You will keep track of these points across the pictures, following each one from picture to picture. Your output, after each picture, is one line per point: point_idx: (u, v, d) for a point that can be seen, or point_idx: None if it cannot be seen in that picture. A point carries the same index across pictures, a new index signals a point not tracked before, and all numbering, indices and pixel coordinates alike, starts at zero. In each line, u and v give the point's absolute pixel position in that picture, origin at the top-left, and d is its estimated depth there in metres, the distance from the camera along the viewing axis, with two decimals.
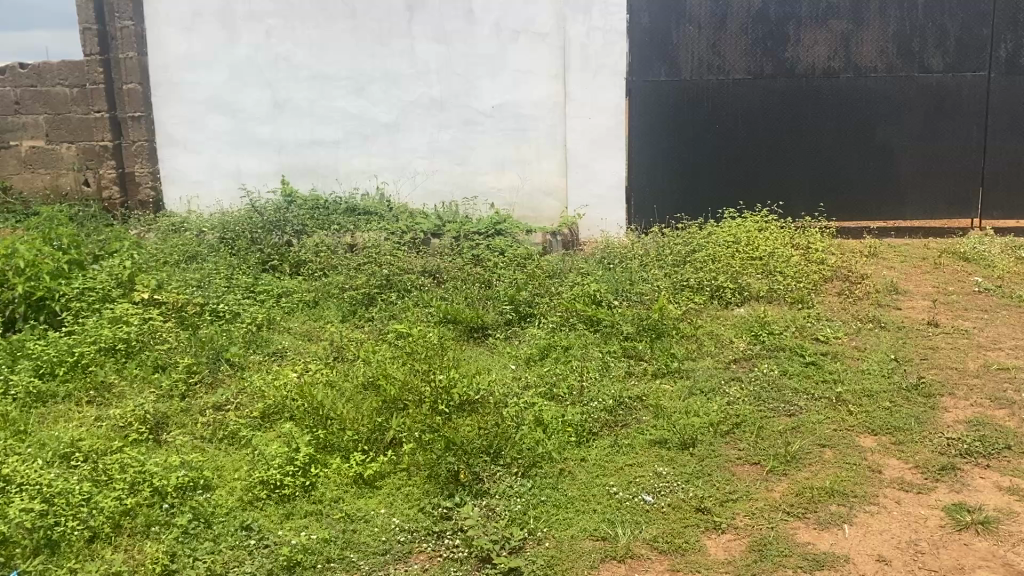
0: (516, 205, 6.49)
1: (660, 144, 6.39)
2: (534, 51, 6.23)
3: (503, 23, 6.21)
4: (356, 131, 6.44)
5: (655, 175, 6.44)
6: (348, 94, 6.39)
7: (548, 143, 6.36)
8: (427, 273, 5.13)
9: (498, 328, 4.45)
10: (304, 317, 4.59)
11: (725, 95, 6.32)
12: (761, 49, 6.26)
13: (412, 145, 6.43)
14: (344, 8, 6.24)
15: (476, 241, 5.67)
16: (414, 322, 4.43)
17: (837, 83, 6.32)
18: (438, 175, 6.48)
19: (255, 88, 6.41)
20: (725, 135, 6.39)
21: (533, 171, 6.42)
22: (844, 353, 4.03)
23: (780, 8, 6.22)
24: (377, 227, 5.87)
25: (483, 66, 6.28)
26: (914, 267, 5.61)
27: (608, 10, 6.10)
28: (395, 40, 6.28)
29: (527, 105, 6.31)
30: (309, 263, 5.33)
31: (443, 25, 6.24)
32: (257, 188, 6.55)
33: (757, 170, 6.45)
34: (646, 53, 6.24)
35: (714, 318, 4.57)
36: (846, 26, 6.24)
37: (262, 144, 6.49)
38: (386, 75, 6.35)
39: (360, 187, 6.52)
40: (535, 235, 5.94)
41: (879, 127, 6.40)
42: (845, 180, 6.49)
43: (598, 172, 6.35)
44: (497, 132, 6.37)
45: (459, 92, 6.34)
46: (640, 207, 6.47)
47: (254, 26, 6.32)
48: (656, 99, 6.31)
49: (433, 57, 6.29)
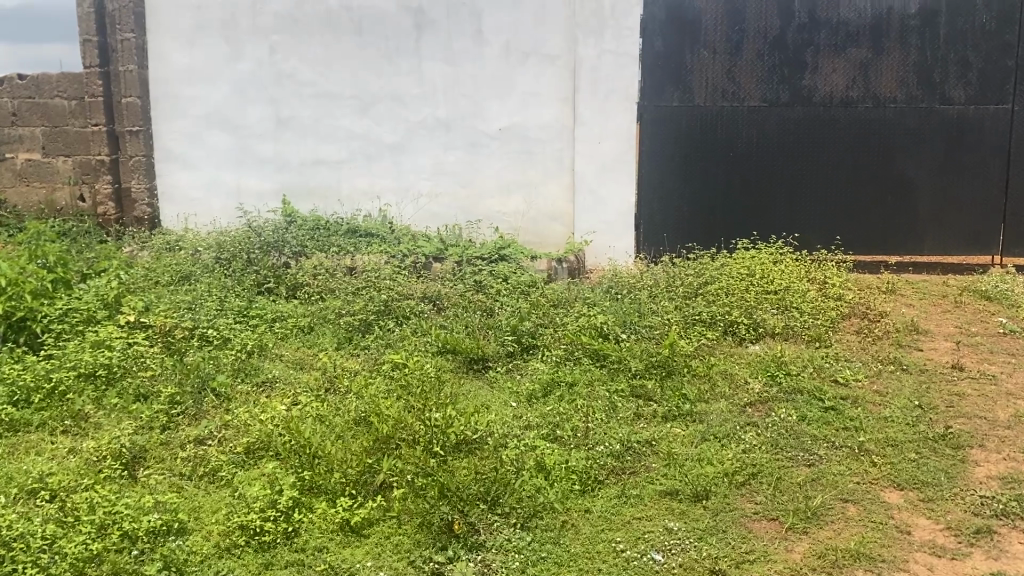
0: (521, 230, 6.30)
1: (671, 172, 6.21)
2: (544, 73, 6.07)
3: (513, 44, 6.04)
4: (359, 151, 6.27)
5: (666, 203, 6.25)
6: (352, 113, 6.23)
7: (556, 167, 6.18)
8: (428, 300, 4.93)
9: (499, 361, 4.24)
10: (297, 343, 4.39)
11: (739, 122, 6.14)
12: (778, 77, 6.09)
13: (416, 166, 6.26)
14: (350, 25, 6.10)
15: (480, 267, 5.47)
16: (411, 352, 4.23)
17: (855, 113, 6.14)
18: (442, 198, 6.30)
19: (258, 104, 6.26)
20: (739, 163, 6.20)
21: (540, 196, 6.23)
22: (865, 398, 3.81)
23: (798, 34, 6.05)
24: (378, 250, 5.69)
25: (491, 87, 6.12)
26: (933, 305, 5.40)
27: (621, 32, 5.92)
28: (402, 59, 6.13)
29: (535, 128, 6.14)
30: (305, 287, 5.14)
31: (452, 44, 6.09)
32: (256, 207, 6.38)
33: (771, 200, 6.26)
34: (658, 78, 6.08)
35: (727, 355, 4.36)
36: (865, 55, 6.07)
37: (263, 163, 6.33)
38: (391, 94, 6.19)
39: (362, 208, 6.34)
40: (540, 261, 5.73)
41: (897, 159, 6.21)
42: (862, 212, 6.29)
43: (606, 199, 6.17)
44: (504, 155, 6.20)
45: (466, 113, 6.17)
46: (649, 235, 6.28)
47: (257, 42, 6.17)
48: (668, 126, 6.14)
49: (440, 77, 6.13)
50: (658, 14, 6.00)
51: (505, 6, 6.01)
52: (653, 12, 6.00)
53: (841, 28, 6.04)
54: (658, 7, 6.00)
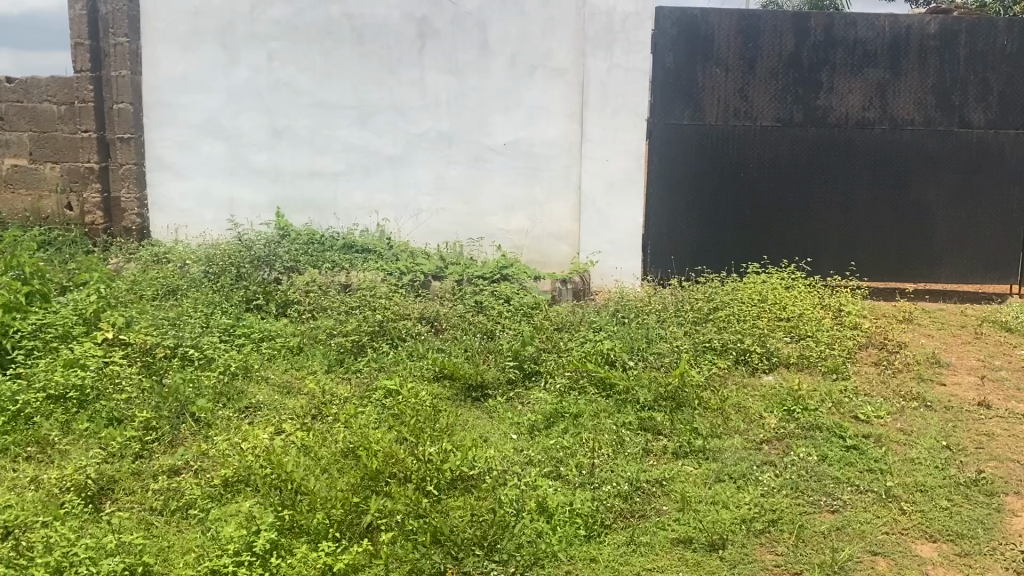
0: (524, 249, 6.07)
1: (680, 192, 5.99)
2: (550, 86, 5.86)
3: (519, 57, 5.84)
4: (358, 163, 6.06)
5: (674, 224, 6.03)
6: (352, 124, 6.02)
7: (561, 185, 5.96)
8: (424, 320, 4.69)
9: (499, 388, 3.99)
10: (285, 364, 4.14)
11: (751, 142, 5.93)
12: (792, 96, 5.89)
13: (416, 180, 6.05)
14: (352, 34, 5.90)
15: (480, 286, 5.24)
16: (406, 377, 3.98)
17: (871, 135, 5.94)
18: (443, 214, 6.07)
19: (254, 113, 6.05)
20: (750, 184, 5.99)
21: (543, 214, 6.01)
22: (889, 437, 3.57)
23: (813, 53, 5.85)
24: (374, 267, 5.47)
25: (496, 100, 5.91)
26: (953, 336, 5.16)
27: (631, 47, 5.73)
28: (405, 70, 5.93)
29: (541, 144, 5.93)
30: (297, 304, 4.90)
31: (456, 55, 5.88)
32: (249, 220, 6.16)
33: (784, 223, 6.03)
34: (669, 96, 5.88)
35: (741, 386, 4.11)
36: (883, 75, 5.87)
37: (258, 174, 6.11)
38: (393, 106, 5.98)
39: (359, 223, 6.12)
40: (544, 281, 5.48)
41: (915, 183, 6.00)
42: (877, 238, 6.07)
43: (613, 219, 5.94)
44: (508, 171, 5.98)
45: (469, 127, 5.96)
46: (657, 257, 6.06)
47: (255, 49, 5.97)
48: (678, 144, 5.94)
49: (443, 88, 5.93)
50: (669, 30, 5.81)
51: (512, 18, 5.81)
52: (664, 28, 5.80)
53: (858, 47, 5.85)
54: (669, 22, 5.80)
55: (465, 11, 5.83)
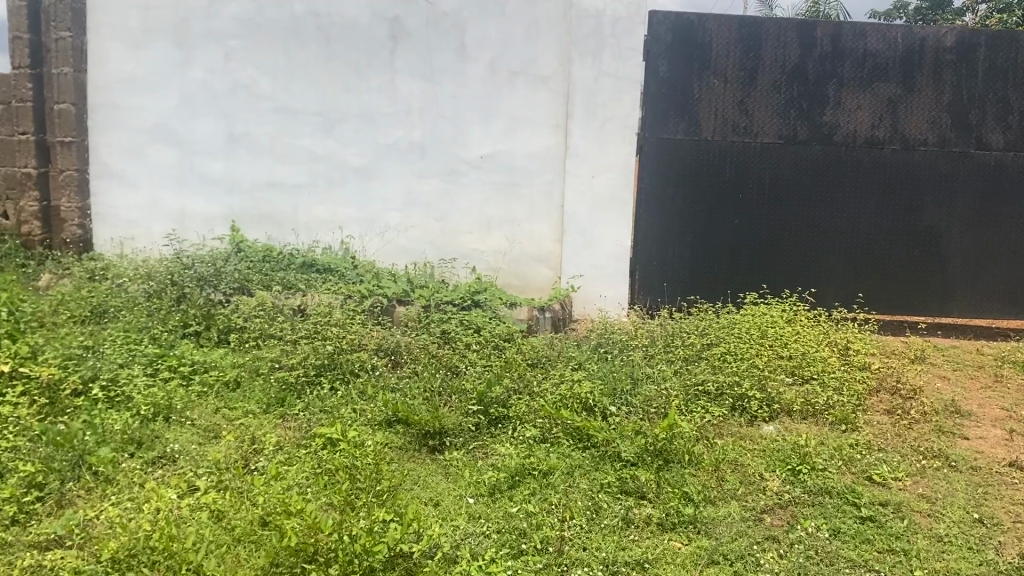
0: (501, 271, 5.57)
1: (672, 213, 5.51)
2: (533, 95, 5.37)
3: (499, 62, 5.36)
4: (321, 175, 5.55)
5: (666, 248, 5.54)
6: (315, 132, 5.51)
7: (543, 203, 5.46)
8: (383, 353, 4.18)
9: (460, 437, 3.45)
10: (216, 404, 3.61)
11: (751, 160, 5.46)
12: (795, 111, 5.43)
13: (385, 194, 5.54)
14: (318, 34, 5.41)
15: (449, 313, 4.72)
16: (352, 424, 3.46)
17: (881, 155, 5.47)
18: (413, 232, 5.56)
19: (210, 118, 5.55)
20: (749, 206, 5.51)
21: (523, 234, 5.51)
22: (911, 504, 3.05)
23: (819, 65, 5.39)
24: (333, 289, 4.96)
25: (474, 109, 5.42)
26: (971, 379, 4.68)
27: (621, 54, 5.24)
28: (375, 74, 5.43)
29: (521, 158, 5.43)
30: (242, 331, 4.40)
31: (431, 60, 5.39)
32: (201, 234, 5.65)
33: (785, 250, 5.55)
34: (662, 108, 5.41)
35: (736, 439, 3.60)
36: (894, 91, 5.41)
37: (212, 184, 5.60)
38: (361, 113, 5.48)
39: (322, 240, 5.61)
40: (520, 308, 4.96)
41: (927, 209, 5.53)
42: (885, 267, 5.58)
43: (599, 241, 5.43)
44: (485, 186, 5.48)
45: (444, 138, 5.46)
46: (647, 284, 5.56)
47: (212, 48, 5.47)
48: (672, 161, 5.46)
49: (416, 95, 5.43)
50: (663, 36, 5.34)
51: (493, 20, 5.33)
52: (658, 34, 5.34)
53: (868, 60, 5.39)
54: (663, 28, 5.33)
55: (442, 11, 5.35)
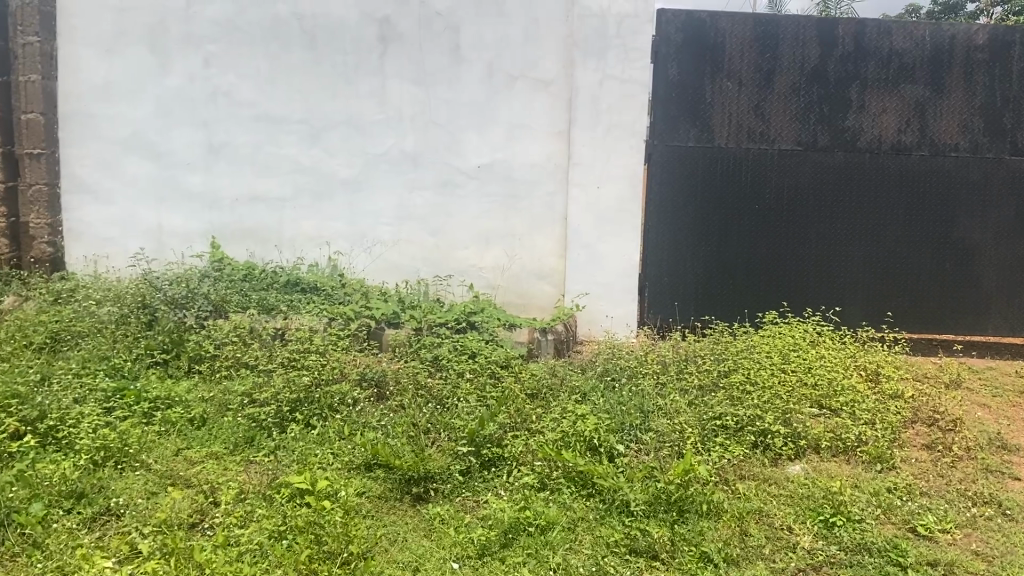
0: (500, 289, 5.19)
1: (684, 226, 5.12)
2: (532, 100, 5.00)
3: (496, 65, 4.99)
4: (307, 187, 5.19)
5: (678, 264, 5.15)
6: (300, 141, 5.15)
7: (544, 215, 5.09)
8: (368, 384, 3.80)
9: (449, 483, 3.07)
10: (176, 445, 3.28)
11: (768, 168, 5.07)
12: (816, 116, 5.04)
13: (375, 207, 5.17)
14: (303, 37, 5.07)
15: (442, 336, 4.34)
16: (327, 471, 3.07)
17: (908, 162, 5.08)
18: (405, 248, 5.19)
19: (188, 127, 5.20)
20: (766, 218, 5.11)
21: (523, 250, 5.13)
22: (964, 564, 2.66)
23: (842, 65, 5.00)
24: (317, 310, 4.59)
25: (469, 115, 5.05)
26: (1013, 407, 4.27)
27: (627, 56, 4.87)
28: (363, 79, 5.07)
29: (521, 168, 5.06)
30: (214, 360, 4.01)
31: (423, 63, 5.03)
32: (179, 251, 5.29)
33: (805, 264, 5.15)
34: (672, 113, 5.02)
35: (760, 482, 3.21)
36: (922, 93, 5.02)
37: (190, 198, 5.25)
38: (349, 121, 5.12)
39: (307, 256, 5.24)
40: (521, 331, 4.53)
41: (958, 220, 5.12)
42: (914, 283, 5.17)
43: (605, 257, 5.04)
44: (481, 199, 5.11)
45: (438, 147, 5.09)
46: (657, 302, 5.17)
47: (189, 52, 5.12)
48: (683, 170, 5.07)
49: (408, 101, 5.06)
50: (673, 36, 4.96)
51: (489, 20, 4.96)
52: (667, 34, 4.96)
53: (893, 60, 5.00)
54: (673, 27, 4.95)
55: (434, 11, 4.98)
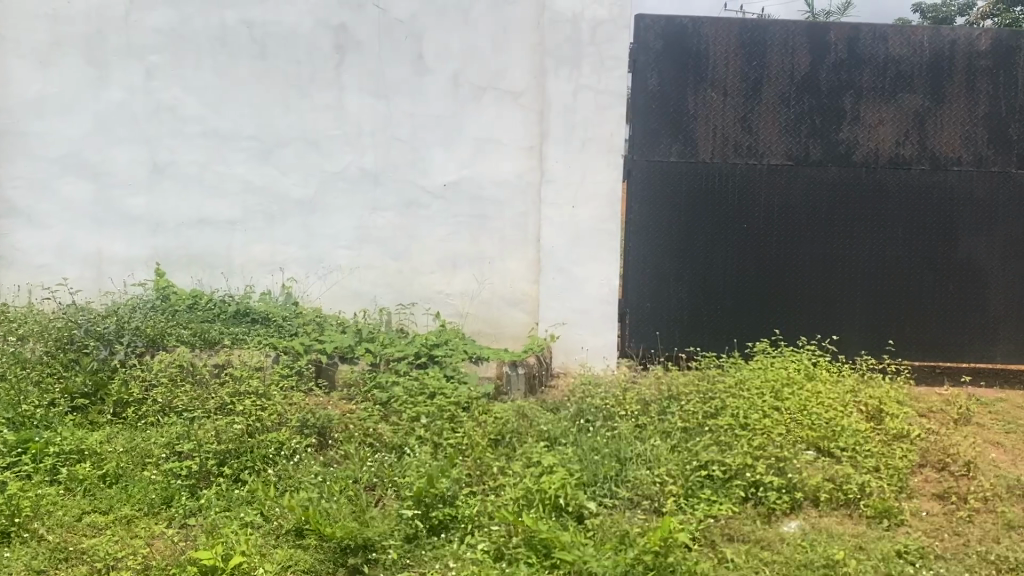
0: (469, 317, 4.77)
1: (667, 248, 4.73)
2: (501, 113, 4.61)
3: (462, 75, 4.61)
4: (257, 209, 4.79)
5: (661, 289, 4.75)
6: (251, 159, 4.76)
7: (516, 237, 4.68)
8: (310, 432, 3.38)
9: (391, 555, 2.66)
10: (80, 507, 2.91)
11: (757, 185, 4.69)
12: (807, 128, 4.67)
13: (332, 230, 4.76)
14: (252, 47, 4.68)
15: (400, 373, 3.93)
16: (245, 545, 2.66)
17: (907, 177, 4.71)
18: (365, 274, 4.77)
19: (130, 145, 4.79)
20: (756, 238, 4.73)
21: (493, 274, 4.72)
22: None
23: (834, 74, 4.64)
24: (263, 344, 4.18)
25: (433, 130, 4.66)
26: None
27: (603, 64, 4.49)
28: (319, 91, 4.69)
29: (489, 186, 4.66)
30: (140, 405, 3.63)
31: (383, 74, 4.65)
32: (121, 279, 4.87)
33: (798, 288, 4.76)
34: (652, 126, 4.66)
35: (753, 545, 2.80)
36: (921, 102, 4.66)
37: (131, 222, 4.84)
38: (303, 137, 4.72)
39: (258, 283, 4.83)
40: (487, 365, 4.16)
41: (962, 238, 4.75)
42: (917, 308, 4.79)
43: (582, 282, 4.62)
44: (448, 220, 4.70)
45: (400, 164, 4.69)
46: (639, 331, 4.77)
47: (130, 64, 4.73)
48: (664, 187, 4.70)
49: (367, 115, 4.67)
50: (652, 43, 4.60)
51: (454, 27, 4.58)
52: (646, 41, 4.60)
53: (890, 67, 4.64)
54: (652, 33, 4.60)
55: (394, 17, 4.61)
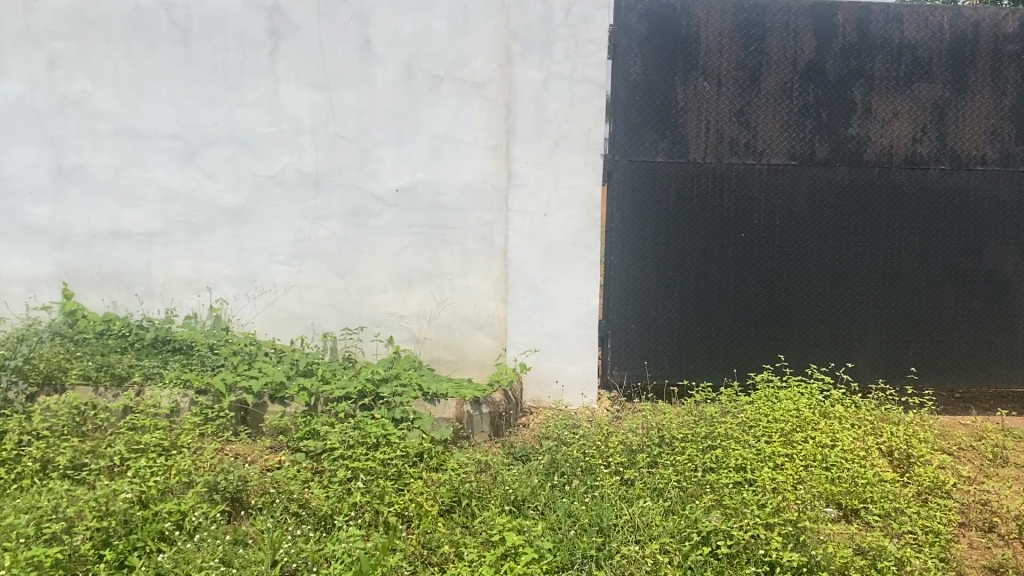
0: (427, 342, 4.14)
1: (654, 262, 4.13)
2: (462, 106, 3.98)
3: (416, 64, 3.98)
4: (181, 219, 4.14)
5: (647, 309, 4.15)
6: (172, 161, 4.11)
7: (480, 250, 4.05)
8: (219, 499, 2.75)
9: None
10: None
11: (755, 188, 4.10)
12: (812, 122, 4.08)
13: (267, 243, 4.12)
14: (173, 31, 4.03)
15: (339, 419, 3.29)
16: None
17: (925, 179, 4.15)
18: (306, 294, 4.14)
19: (30, 146, 4.13)
20: (754, 249, 4.14)
21: (454, 293, 4.09)
22: None
23: (842, 61, 4.05)
24: (180, 381, 3.56)
25: (384, 127, 4.02)
26: None
27: (579, 50, 3.88)
28: (250, 82, 4.04)
29: (449, 191, 4.03)
30: (16, 463, 2.99)
31: (324, 63, 4.01)
32: (22, 301, 4.21)
33: (803, 306, 4.17)
34: (635, 121, 4.06)
35: None
36: (940, 93, 4.09)
37: (34, 235, 4.17)
38: (233, 135, 4.07)
39: (182, 306, 4.18)
40: (446, 403, 3.47)
41: (987, 247, 4.19)
42: (937, 327, 4.22)
43: (556, 302, 4.01)
44: (401, 231, 4.07)
45: (345, 167, 4.05)
46: (622, 356, 4.18)
47: (29, 52, 4.06)
48: (650, 192, 4.10)
49: (307, 109, 4.03)
50: (636, 26, 4.00)
51: (407, 7, 3.95)
52: (627, 23, 4.00)
53: (905, 53, 4.07)
54: (636, 15, 4.00)
55: None
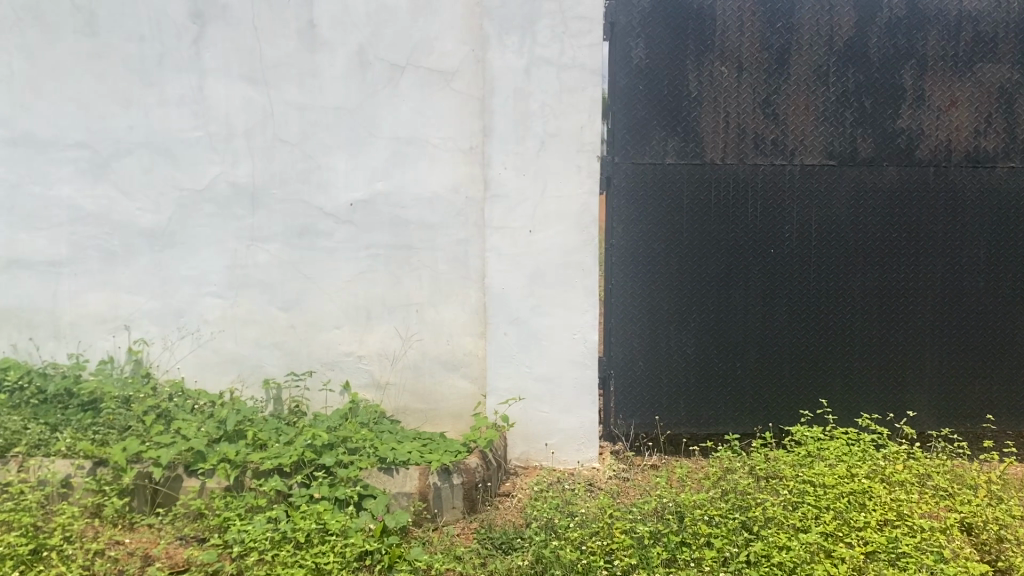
0: (391, 389, 3.42)
1: (664, 285, 3.40)
2: (428, 101, 3.26)
3: (370, 50, 3.26)
4: (91, 244, 3.42)
5: (657, 344, 3.43)
6: (79, 175, 3.39)
7: (452, 275, 3.34)
8: None
9: None
10: None
11: (785, 195, 3.38)
12: (854, 113, 3.35)
13: (197, 271, 3.41)
14: (77, 17, 3.32)
15: (267, 505, 2.61)
16: None
17: (989, 179, 3.42)
18: (245, 332, 3.42)
19: None
20: (785, 268, 3.41)
21: (422, 329, 3.37)
22: None
23: (888, 38, 3.32)
24: (70, 448, 2.84)
25: (333, 129, 3.31)
26: None
27: (567, 29, 3.16)
28: (171, 77, 3.33)
29: (414, 205, 3.31)
30: None
31: (260, 51, 3.29)
32: None
33: (845, 336, 3.44)
34: (639, 115, 3.34)
35: None
36: (1007, 75, 3.37)
37: None
38: (151, 142, 3.36)
39: (96, 348, 3.47)
40: (406, 475, 2.76)
41: None
42: (1006, 358, 3.49)
43: (546, 338, 3.28)
44: (357, 254, 3.35)
45: (288, 178, 3.34)
46: (628, 401, 3.46)
47: None
48: (658, 201, 3.37)
49: (240, 109, 3.32)
50: None
51: None
52: None
53: (965, 28, 3.34)
54: None
55: None
